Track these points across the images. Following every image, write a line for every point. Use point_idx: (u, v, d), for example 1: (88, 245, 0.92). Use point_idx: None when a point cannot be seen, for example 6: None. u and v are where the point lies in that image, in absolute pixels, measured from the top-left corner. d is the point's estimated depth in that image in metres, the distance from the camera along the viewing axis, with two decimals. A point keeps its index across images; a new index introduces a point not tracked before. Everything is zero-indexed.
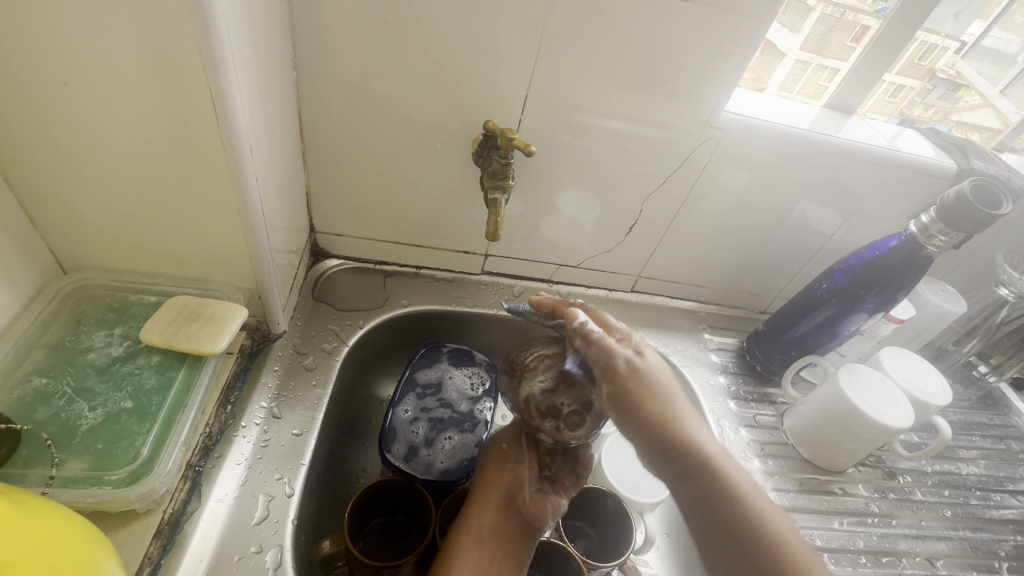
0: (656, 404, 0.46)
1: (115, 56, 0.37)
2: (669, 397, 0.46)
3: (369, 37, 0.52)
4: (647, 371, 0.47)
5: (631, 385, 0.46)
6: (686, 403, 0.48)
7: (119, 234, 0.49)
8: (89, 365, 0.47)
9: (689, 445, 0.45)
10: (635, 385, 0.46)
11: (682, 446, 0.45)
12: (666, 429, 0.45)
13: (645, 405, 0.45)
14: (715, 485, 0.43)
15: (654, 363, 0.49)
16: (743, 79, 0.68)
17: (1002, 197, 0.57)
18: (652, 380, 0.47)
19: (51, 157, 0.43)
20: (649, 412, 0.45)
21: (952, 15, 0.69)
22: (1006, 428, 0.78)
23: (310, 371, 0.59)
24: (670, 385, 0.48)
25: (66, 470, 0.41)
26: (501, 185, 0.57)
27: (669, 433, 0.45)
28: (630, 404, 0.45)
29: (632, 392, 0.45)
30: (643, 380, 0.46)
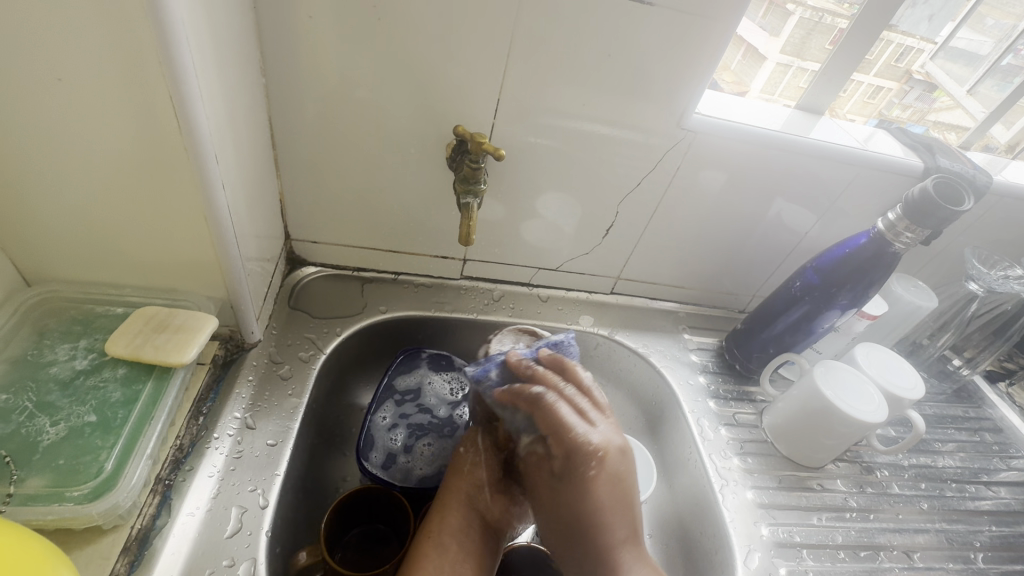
0: (595, 509, 0.49)
1: (68, 62, 0.36)
2: (607, 511, 0.49)
3: (337, 41, 0.51)
4: (603, 511, 0.49)
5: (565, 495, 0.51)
6: (630, 496, 0.51)
7: (83, 244, 0.48)
8: (52, 379, 0.46)
9: (596, 527, 0.49)
10: (575, 483, 0.50)
11: (588, 553, 0.49)
12: (582, 538, 0.50)
13: (575, 504, 0.50)
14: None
15: (614, 474, 0.50)
16: (724, 81, 0.69)
17: (963, 192, 0.58)
18: (597, 509, 0.49)
19: (9, 166, 0.42)
20: (577, 506, 0.50)
21: (926, 19, 0.70)
22: (980, 420, 0.80)
23: (286, 380, 0.58)
24: (621, 486, 0.50)
25: (26, 487, 0.40)
26: (473, 189, 0.57)
27: (577, 543, 0.50)
28: (560, 498, 0.51)
29: (569, 493, 0.50)
30: (594, 477, 0.50)
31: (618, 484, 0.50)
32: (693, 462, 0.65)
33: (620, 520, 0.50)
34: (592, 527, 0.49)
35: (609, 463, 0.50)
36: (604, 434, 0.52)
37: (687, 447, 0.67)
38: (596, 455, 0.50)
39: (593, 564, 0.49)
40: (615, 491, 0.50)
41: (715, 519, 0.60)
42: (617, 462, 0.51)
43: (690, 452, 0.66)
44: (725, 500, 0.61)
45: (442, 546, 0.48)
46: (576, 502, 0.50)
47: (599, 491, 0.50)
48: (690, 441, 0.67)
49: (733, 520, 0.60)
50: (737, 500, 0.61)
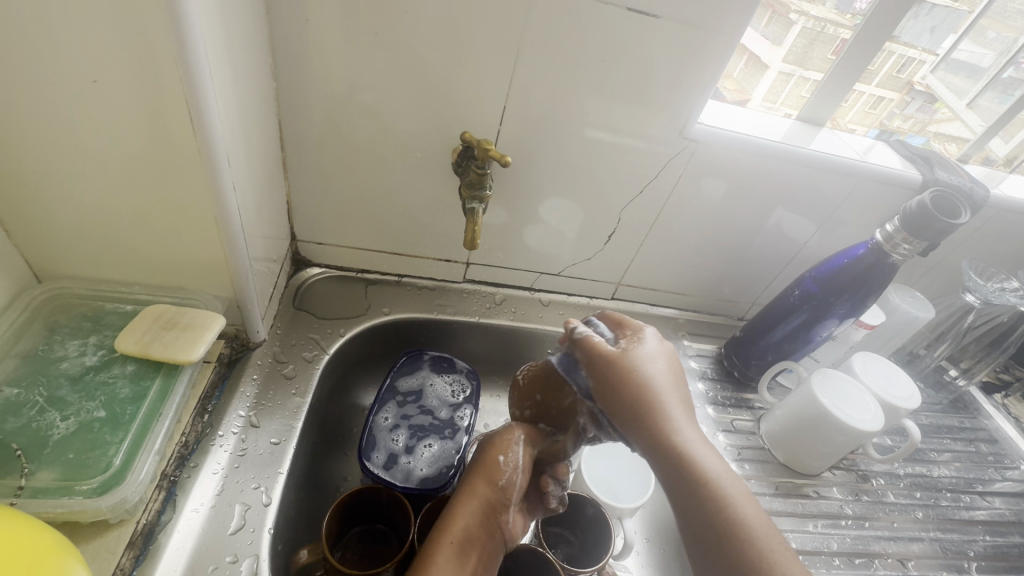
0: (649, 394, 0.44)
1: (89, 64, 0.37)
2: (663, 398, 0.44)
3: (348, 47, 0.52)
4: (657, 398, 0.44)
5: (611, 374, 0.47)
6: (687, 390, 0.46)
7: (95, 242, 0.49)
8: (62, 374, 0.47)
9: (658, 418, 0.43)
10: (619, 367, 0.47)
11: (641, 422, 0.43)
12: (641, 428, 0.44)
13: (624, 388, 0.45)
14: (678, 476, 0.41)
15: (666, 370, 0.46)
16: (727, 89, 0.70)
17: (960, 206, 0.59)
18: (649, 390, 0.44)
19: (27, 164, 0.43)
20: (633, 392, 0.45)
21: (930, 30, 0.71)
22: (976, 431, 0.80)
23: (290, 379, 0.59)
24: (673, 380, 0.46)
25: (36, 480, 0.40)
26: (479, 195, 0.58)
27: (635, 427, 0.44)
28: (612, 386, 0.46)
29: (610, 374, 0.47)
30: (641, 363, 0.46)
31: (664, 377, 0.45)
32: None
33: (678, 405, 0.44)
34: (651, 420, 0.43)
35: (641, 355, 0.47)
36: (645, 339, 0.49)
37: None
38: (641, 352, 0.47)
39: (662, 457, 0.42)
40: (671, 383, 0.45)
41: None
42: (661, 357, 0.47)
43: None
44: None
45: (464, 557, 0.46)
46: (624, 383, 0.46)
47: (651, 378, 0.45)
48: None
49: None
50: None
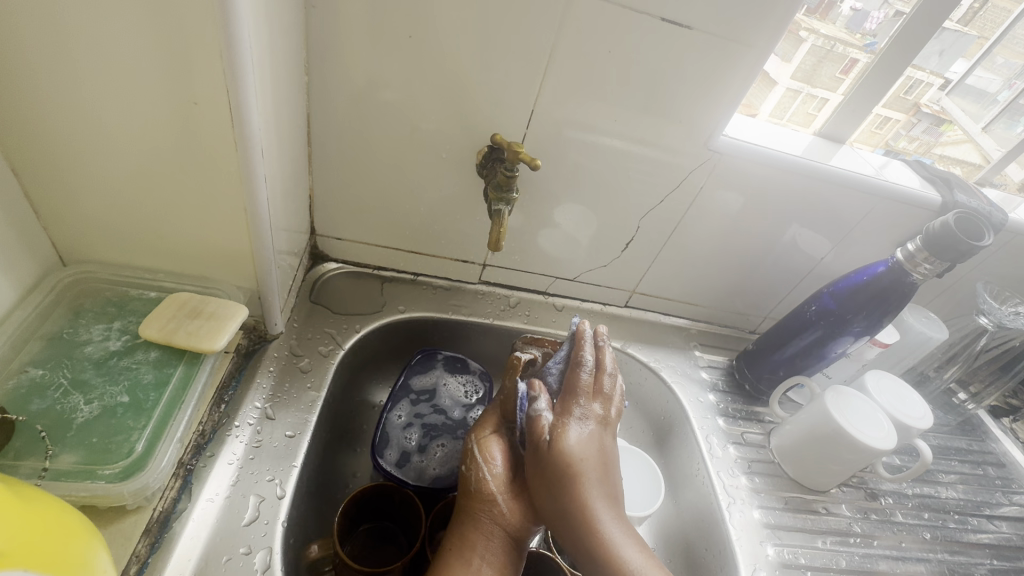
0: (575, 484, 0.46)
1: (136, 51, 0.38)
2: (591, 489, 0.46)
3: (382, 46, 0.53)
4: (581, 489, 0.46)
5: (540, 460, 0.48)
6: (613, 471, 0.48)
7: (123, 228, 0.49)
8: (86, 358, 0.47)
9: (580, 510, 0.45)
10: (544, 455, 0.48)
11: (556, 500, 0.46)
12: (564, 521, 0.45)
13: (549, 461, 0.47)
14: (600, 575, 0.43)
15: (592, 451, 0.48)
16: None
17: (984, 229, 0.59)
18: (571, 462, 0.47)
19: (62, 147, 0.43)
20: (556, 484, 0.46)
21: (937, 53, 0.69)
22: (984, 453, 0.80)
23: (305, 373, 0.59)
24: (601, 462, 0.48)
25: (59, 463, 0.40)
26: (505, 197, 0.58)
27: (559, 517, 0.46)
28: (537, 466, 0.48)
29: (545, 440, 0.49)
30: (572, 449, 0.47)
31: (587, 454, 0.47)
32: (700, 478, 0.66)
33: (600, 494, 0.46)
34: (576, 516, 0.45)
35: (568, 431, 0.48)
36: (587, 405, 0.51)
37: (694, 463, 0.68)
38: (567, 429, 0.49)
39: (585, 551, 0.44)
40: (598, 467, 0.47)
41: (720, 536, 0.61)
42: (591, 438, 0.49)
43: (697, 469, 0.67)
44: (731, 518, 0.62)
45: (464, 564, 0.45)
46: (552, 470, 0.47)
47: (576, 463, 0.47)
48: (698, 457, 0.67)
49: (738, 538, 0.60)
50: (743, 519, 0.62)
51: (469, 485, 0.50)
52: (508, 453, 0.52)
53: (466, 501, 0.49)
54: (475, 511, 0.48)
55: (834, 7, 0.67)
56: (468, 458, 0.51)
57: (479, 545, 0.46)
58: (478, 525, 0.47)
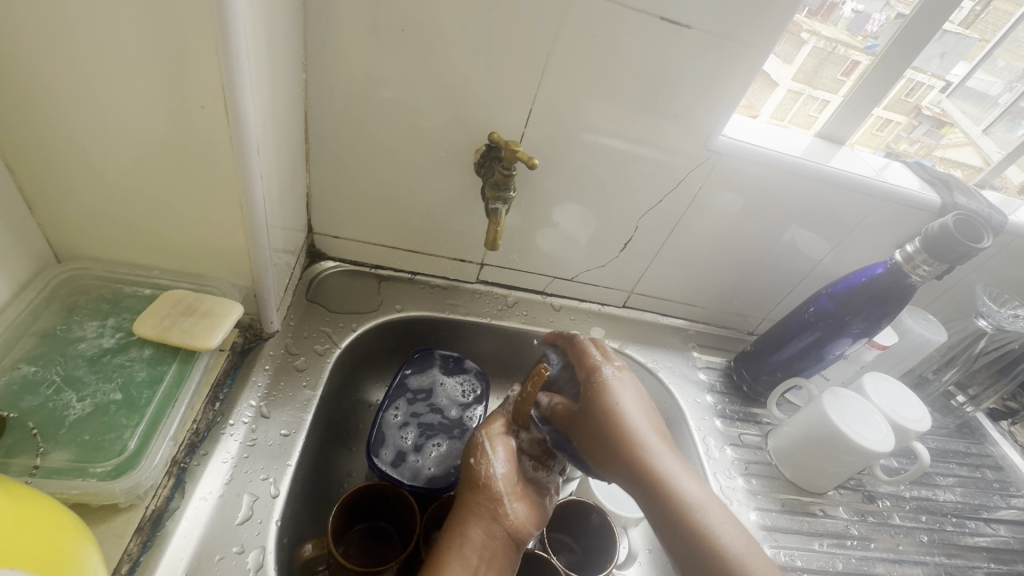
0: (628, 430, 0.50)
1: (130, 46, 0.37)
2: (641, 434, 0.49)
3: (379, 43, 0.52)
4: (634, 435, 0.49)
5: (591, 411, 0.52)
6: (659, 425, 0.52)
7: (118, 224, 0.49)
8: (79, 355, 0.47)
9: (635, 453, 0.48)
10: (595, 409, 0.52)
11: (616, 457, 0.49)
12: (623, 463, 0.48)
13: (600, 423, 0.51)
14: (664, 510, 0.46)
15: (638, 403, 0.52)
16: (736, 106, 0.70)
17: (982, 231, 0.59)
18: (618, 416, 0.51)
19: (55, 143, 0.43)
20: (611, 433, 0.50)
21: (939, 55, 0.69)
22: (982, 457, 0.80)
23: (301, 371, 0.59)
24: (646, 414, 0.52)
25: (50, 461, 0.40)
26: (502, 196, 0.58)
27: (617, 461, 0.49)
28: (586, 420, 0.52)
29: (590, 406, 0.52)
30: (619, 402, 0.51)
31: (628, 411, 0.51)
32: None
33: (657, 448, 0.49)
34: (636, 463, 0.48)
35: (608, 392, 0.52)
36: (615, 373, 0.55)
37: (691, 464, 0.67)
38: (612, 385, 0.53)
39: (645, 488, 0.47)
40: (644, 421, 0.51)
41: None
42: (634, 394, 0.53)
43: (694, 470, 0.67)
44: None
45: (461, 559, 0.45)
46: (603, 420, 0.51)
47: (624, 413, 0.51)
48: (695, 458, 0.67)
49: None
50: (740, 521, 0.62)
51: (476, 479, 0.51)
52: (513, 455, 0.53)
53: (471, 495, 0.50)
54: (480, 507, 0.49)
55: (835, 8, 0.66)
56: (476, 452, 0.52)
57: (479, 541, 0.47)
58: (481, 521, 0.48)
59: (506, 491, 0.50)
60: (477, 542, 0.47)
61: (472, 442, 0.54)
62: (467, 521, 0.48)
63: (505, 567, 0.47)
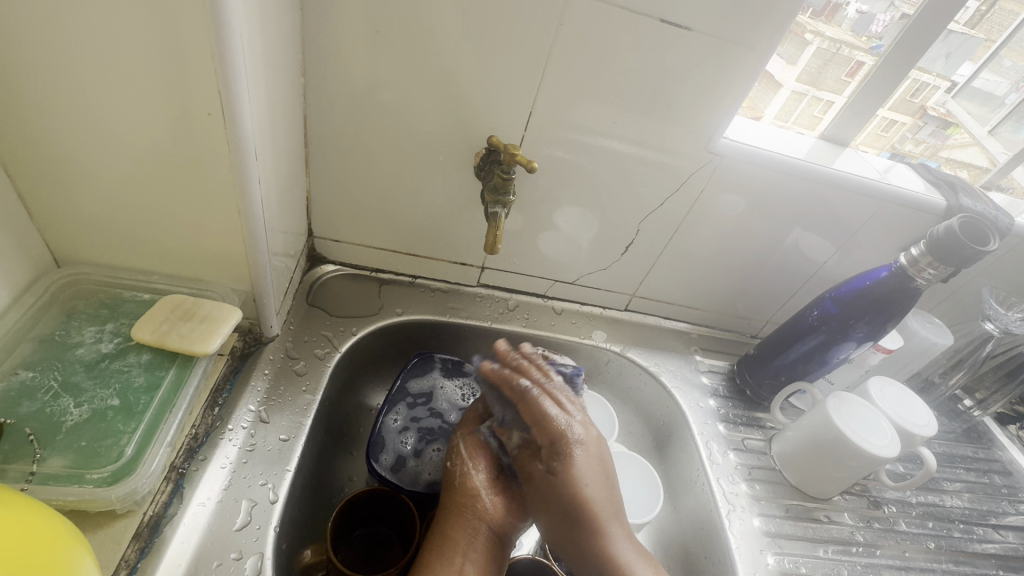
0: (590, 514, 0.51)
1: (127, 51, 0.37)
2: (604, 518, 0.51)
3: (378, 47, 0.52)
4: (596, 521, 0.51)
5: (556, 493, 0.52)
6: (619, 503, 0.53)
7: (116, 229, 0.49)
8: (78, 361, 0.47)
9: (597, 533, 0.51)
10: (542, 481, 0.53)
11: (559, 523, 0.52)
12: (582, 542, 0.51)
13: (544, 497, 0.53)
14: (594, 572, 0.50)
15: (602, 483, 0.53)
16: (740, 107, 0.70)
17: (989, 234, 0.59)
18: (562, 485, 0.52)
19: (53, 148, 0.43)
20: (553, 508, 0.52)
21: (944, 56, 0.69)
22: (990, 462, 0.79)
23: (301, 376, 0.59)
24: (606, 493, 0.53)
25: (47, 467, 0.40)
26: (502, 200, 0.57)
27: (576, 541, 0.51)
28: (549, 497, 0.53)
29: (542, 480, 0.53)
30: (585, 487, 0.52)
31: (572, 476, 0.53)
32: (700, 485, 0.65)
33: (598, 508, 0.52)
34: (576, 531, 0.51)
35: (560, 460, 0.53)
36: (571, 427, 0.55)
37: (694, 469, 0.67)
38: (579, 468, 0.53)
39: (600, 571, 0.50)
40: (587, 482, 0.53)
41: (720, 545, 0.60)
42: (584, 454, 0.54)
43: (698, 475, 0.66)
44: (731, 526, 0.61)
45: (445, 555, 0.47)
46: (554, 492, 0.52)
47: (573, 479, 0.53)
48: (698, 463, 0.67)
49: (738, 546, 0.59)
50: (743, 527, 0.61)
51: (455, 481, 0.54)
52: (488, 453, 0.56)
53: (450, 497, 0.52)
54: (459, 509, 0.51)
55: (839, 9, 0.66)
56: (453, 454, 0.56)
57: (460, 539, 0.49)
58: (461, 521, 0.50)
59: (481, 488, 0.53)
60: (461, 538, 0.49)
61: (451, 447, 0.57)
62: (449, 522, 0.50)
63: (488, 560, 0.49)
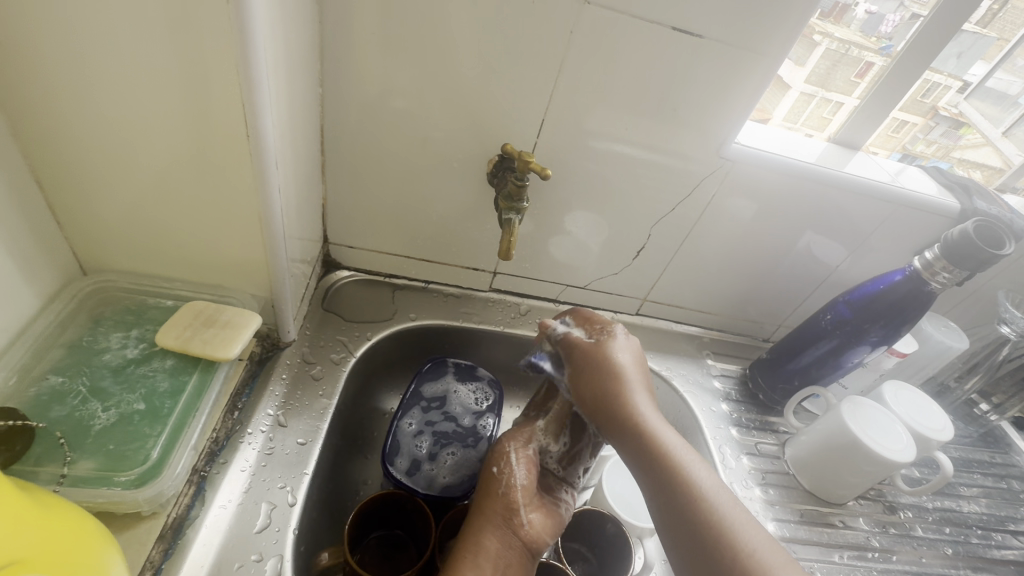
0: (617, 380, 0.50)
1: (157, 66, 0.39)
2: (632, 383, 0.49)
3: (394, 58, 0.53)
4: (620, 374, 0.50)
5: (588, 370, 0.52)
6: (648, 376, 0.51)
7: (141, 238, 0.50)
8: (104, 366, 0.48)
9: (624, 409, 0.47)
10: (591, 360, 0.52)
11: (605, 402, 0.49)
12: (613, 416, 0.48)
13: (595, 377, 0.51)
14: (640, 460, 0.44)
15: (633, 363, 0.52)
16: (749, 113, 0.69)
17: (1005, 237, 0.58)
18: (614, 372, 0.50)
19: (84, 160, 0.44)
20: (604, 388, 0.50)
21: (955, 56, 0.68)
22: (1008, 467, 0.78)
23: (317, 381, 0.60)
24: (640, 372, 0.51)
25: (77, 469, 0.41)
26: (516, 207, 0.58)
27: (606, 419, 0.49)
28: (584, 369, 0.53)
29: (589, 363, 0.52)
30: (612, 351, 0.52)
31: (615, 364, 0.51)
32: None
33: (645, 400, 0.48)
34: (622, 408, 0.48)
35: (603, 352, 0.52)
36: (625, 342, 0.53)
37: None
38: (613, 343, 0.53)
39: (627, 434, 0.46)
40: (646, 385, 0.50)
41: None
42: (635, 356, 0.52)
43: None
44: None
45: (476, 568, 0.45)
46: (602, 377, 0.51)
47: (620, 368, 0.50)
48: (711, 467, 0.67)
49: None
50: None
51: (496, 488, 0.51)
52: (534, 467, 0.54)
53: (485, 502, 0.50)
54: (497, 516, 0.49)
55: (848, 10, 0.65)
56: (499, 461, 0.54)
57: (495, 550, 0.46)
58: (497, 530, 0.48)
59: (522, 501, 0.50)
60: (493, 553, 0.46)
61: (496, 452, 0.55)
62: (483, 531, 0.48)
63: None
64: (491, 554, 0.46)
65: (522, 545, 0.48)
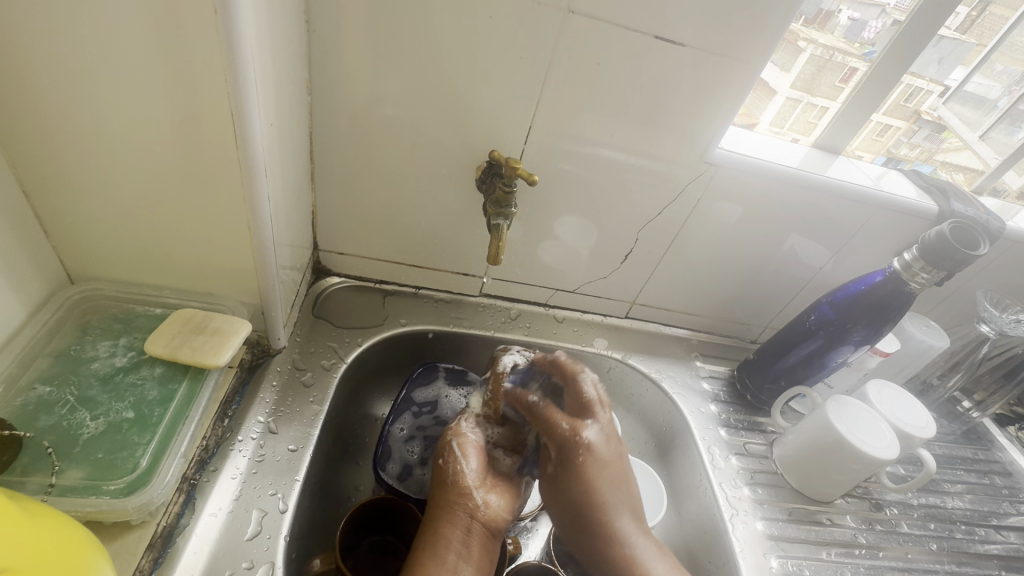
0: (603, 522, 0.50)
1: (145, 76, 0.39)
2: (613, 514, 0.50)
3: (382, 65, 0.54)
4: (596, 497, 0.50)
5: (565, 491, 0.51)
6: (631, 494, 0.52)
7: (130, 248, 0.50)
8: (92, 374, 0.48)
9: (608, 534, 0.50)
10: (570, 491, 0.50)
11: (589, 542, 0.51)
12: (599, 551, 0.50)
13: (588, 534, 0.51)
14: None
15: (612, 483, 0.51)
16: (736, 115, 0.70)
17: (980, 239, 0.60)
18: (594, 506, 0.50)
19: (72, 171, 0.44)
20: (583, 532, 0.51)
21: (937, 61, 0.70)
22: (990, 463, 0.79)
23: (308, 387, 0.60)
24: (616, 485, 0.51)
25: (65, 479, 0.41)
26: (504, 212, 0.59)
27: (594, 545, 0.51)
28: (558, 503, 0.51)
29: (564, 490, 0.51)
30: (592, 481, 0.50)
31: (594, 492, 0.50)
32: (703, 490, 0.66)
33: (626, 518, 0.51)
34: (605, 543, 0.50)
35: (581, 477, 0.50)
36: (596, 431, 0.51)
37: (697, 474, 0.67)
38: (592, 462, 0.50)
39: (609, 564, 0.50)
40: (627, 491, 0.52)
41: (724, 549, 0.61)
42: (610, 462, 0.51)
43: (701, 480, 0.67)
44: (735, 530, 0.61)
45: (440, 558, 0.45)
46: (581, 511, 0.50)
47: (599, 500, 0.50)
48: (701, 468, 0.67)
49: (743, 551, 0.60)
50: (747, 531, 0.62)
51: (446, 479, 0.51)
52: (480, 449, 0.54)
53: (440, 493, 0.51)
54: (451, 504, 0.49)
55: (831, 17, 0.67)
56: (446, 452, 0.53)
57: (455, 539, 0.47)
58: (454, 519, 0.48)
59: (472, 483, 0.51)
60: (452, 541, 0.47)
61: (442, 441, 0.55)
62: (439, 523, 0.48)
63: (483, 559, 0.47)
64: (450, 543, 0.46)
65: (480, 529, 0.48)
